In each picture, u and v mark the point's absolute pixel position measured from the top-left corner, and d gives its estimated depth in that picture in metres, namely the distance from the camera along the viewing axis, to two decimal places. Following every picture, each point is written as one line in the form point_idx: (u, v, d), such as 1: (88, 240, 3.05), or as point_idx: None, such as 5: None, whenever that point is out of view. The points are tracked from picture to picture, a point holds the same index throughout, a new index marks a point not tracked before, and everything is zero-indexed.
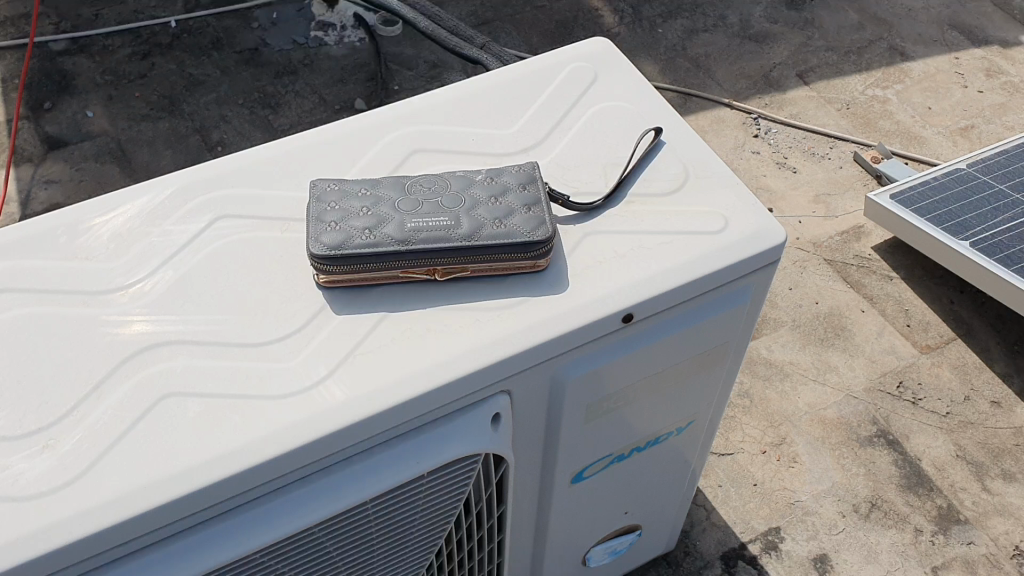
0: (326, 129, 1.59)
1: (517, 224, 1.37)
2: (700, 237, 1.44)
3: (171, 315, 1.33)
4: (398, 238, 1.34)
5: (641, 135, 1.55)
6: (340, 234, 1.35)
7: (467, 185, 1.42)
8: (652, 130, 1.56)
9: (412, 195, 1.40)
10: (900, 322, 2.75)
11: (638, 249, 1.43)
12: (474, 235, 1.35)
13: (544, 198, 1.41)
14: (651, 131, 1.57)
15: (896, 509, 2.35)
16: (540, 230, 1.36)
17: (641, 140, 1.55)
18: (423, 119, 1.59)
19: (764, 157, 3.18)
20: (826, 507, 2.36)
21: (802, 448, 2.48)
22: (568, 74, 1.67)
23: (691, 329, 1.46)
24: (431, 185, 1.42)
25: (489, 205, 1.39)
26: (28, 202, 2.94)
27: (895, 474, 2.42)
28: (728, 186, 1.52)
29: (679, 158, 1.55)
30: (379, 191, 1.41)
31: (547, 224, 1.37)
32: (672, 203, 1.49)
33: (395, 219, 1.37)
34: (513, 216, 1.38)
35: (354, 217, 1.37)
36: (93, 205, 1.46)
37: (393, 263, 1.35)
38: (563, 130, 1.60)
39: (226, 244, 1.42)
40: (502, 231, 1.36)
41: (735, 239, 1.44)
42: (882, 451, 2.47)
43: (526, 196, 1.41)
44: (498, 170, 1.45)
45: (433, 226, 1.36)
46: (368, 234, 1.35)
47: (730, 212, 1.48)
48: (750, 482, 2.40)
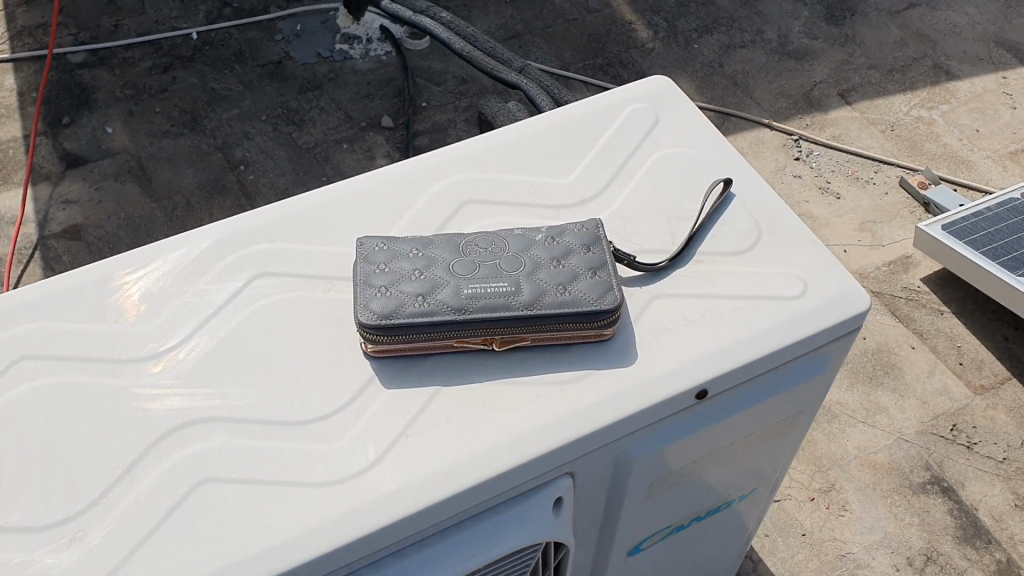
0: (369, 175, 1.48)
1: (581, 290, 1.26)
2: (777, 303, 1.33)
3: (207, 387, 1.23)
4: (453, 306, 1.24)
5: (710, 187, 1.44)
6: (391, 300, 1.24)
7: (526, 244, 1.32)
8: (721, 181, 1.45)
9: (467, 257, 1.30)
10: (951, 361, 2.63)
11: (711, 316, 1.32)
12: (536, 303, 1.25)
13: (610, 260, 1.31)
14: (719, 181, 1.46)
15: (953, 563, 2.25)
16: (607, 298, 1.26)
17: (710, 192, 1.44)
18: (473, 166, 1.48)
19: (807, 181, 3.06)
20: (880, 560, 2.25)
21: (851, 495, 2.37)
22: (627, 115, 1.56)
23: (765, 403, 1.35)
24: (488, 245, 1.32)
25: (551, 268, 1.29)
26: (46, 223, 2.85)
27: (950, 525, 2.32)
28: (805, 245, 1.40)
29: (750, 212, 1.44)
30: (432, 252, 1.31)
31: (614, 291, 1.26)
32: (745, 263, 1.38)
33: (450, 284, 1.26)
34: (578, 281, 1.28)
35: (405, 280, 1.27)
36: (121, 259, 1.36)
37: (448, 332, 1.24)
38: (623, 179, 1.49)
39: (264, 307, 1.32)
40: (566, 298, 1.25)
41: (816, 306, 1.33)
42: (936, 500, 2.36)
43: (591, 258, 1.31)
44: (559, 228, 1.34)
45: (491, 292, 1.25)
46: (422, 301, 1.24)
47: (808, 276, 1.37)
48: (799, 532, 2.30)
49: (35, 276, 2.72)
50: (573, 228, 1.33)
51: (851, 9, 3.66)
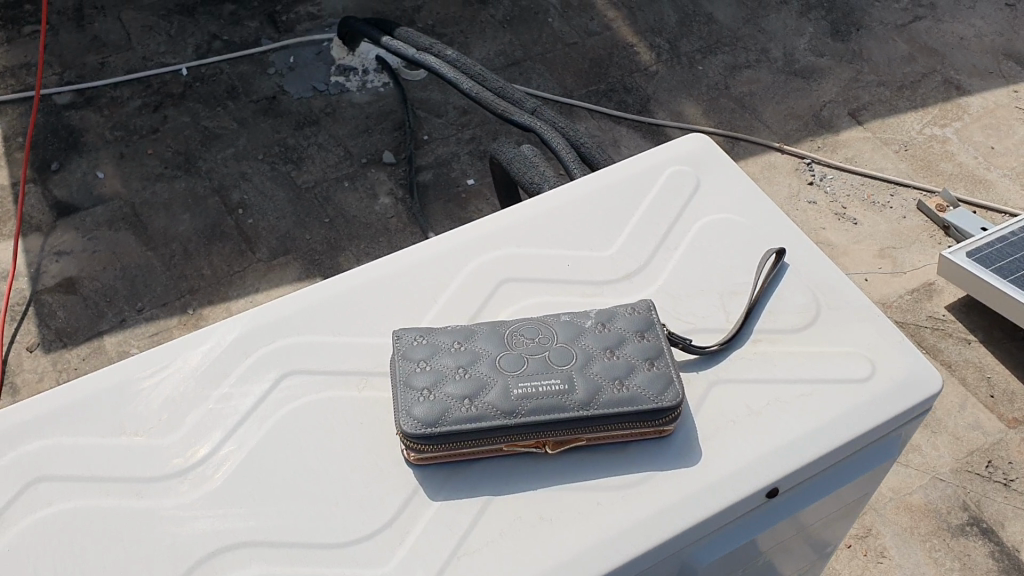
0: (399, 254, 1.39)
1: (639, 385, 1.17)
2: (844, 388, 1.26)
3: (240, 506, 1.15)
4: (504, 408, 1.14)
5: (764, 258, 1.36)
6: (436, 404, 1.15)
7: (576, 332, 1.22)
8: (775, 251, 1.36)
9: (514, 350, 1.20)
10: (982, 393, 2.56)
11: (775, 405, 1.24)
12: (592, 402, 1.15)
13: (667, 347, 1.22)
14: (772, 250, 1.37)
15: None
16: (667, 393, 1.17)
17: (764, 264, 1.35)
18: (509, 240, 1.39)
19: (822, 207, 2.98)
20: None
21: (889, 540, 2.28)
22: (667, 181, 1.48)
23: (833, 494, 1.27)
24: (535, 334, 1.22)
25: (605, 360, 1.19)
26: (38, 276, 2.72)
27: (993, 569, 2.24)
28: (867, 322, 1.33)
29: (806, 285, 1.36)
30: (476, 346, 1.21)
31: (675, 385, 1.17)
32: (806, 343, 1.30)
33: (498, 383, 1.17)
34: (635, 374, 1.18)
35: (449, 380, 1.17)
36: (138, 362, 1.27)
37: (499, 437, 1.15)
38: (669, 250, 1.40)
39: (295, 410, 1.23)
40: (624, 395, 1.16)
41: (884, 390, 1.26)
42: (977, 542, 2.28)
43: (646, 347, 1.21)
44: (609, 311, 1.25)
45: (543, 391, 1.16)
46: (469, 405, 1.15)
47: (873, 356, 1.29)
48: None
49: (29, 333, 2.60)
50: (625, 311, 1.24)
51: (856, 24, 3.59)
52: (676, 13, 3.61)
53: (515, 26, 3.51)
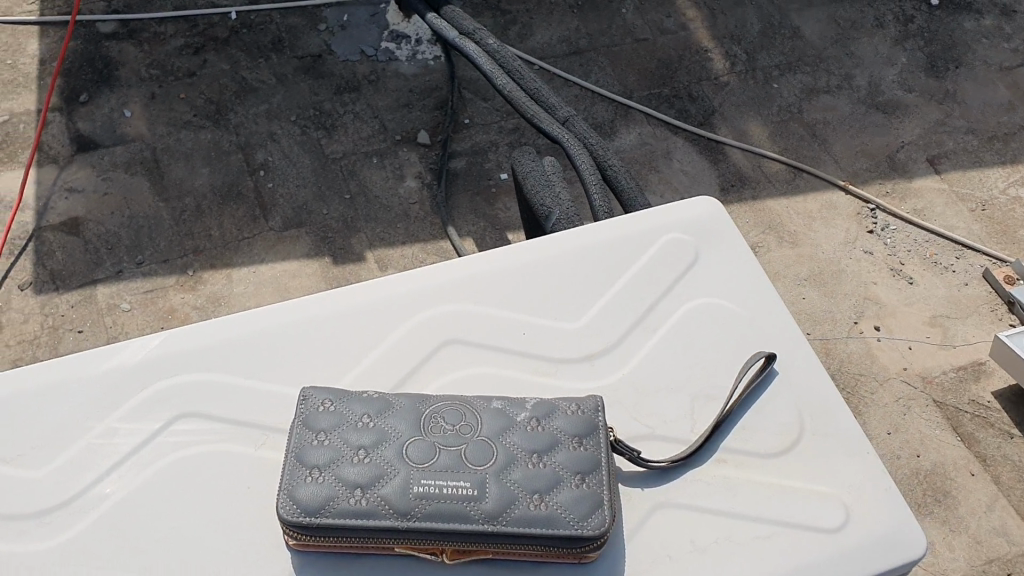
0: (342, 290, 1.23)
1: (560, 504, 1.00)
2: (810, 535, 1.07)
3: (95, 566, 1.01)
4: (397, 508, 0.99)
5: (750, 361, 1.17)
6: (322, 489, 1.00)
7: (504, 426, 1.05)
8: (765, 355, 1.17)
9: (428, 437, 1.04)
10: (1017, 496, 2.28)
11: (724, 542, 1.06)
12: (502, 517, 0.99)
13: (605, 461, 1.04)
14: (762, 352, 1.18)
15: None
16: (590, 520, 0.99)
17: (748, 368, 1.16)
18: (464, 294, 1.22)
19: (877, 260, 2.72)
20: None
21: None
22: (663, 249, 1.29)
23: None
24: (457, 421, 1.05)
25: (528, 467, 1.03)
26: (45, 211, 2.62)
27: None
28: (854, 457, 1.13)
29: (793, 401, 1.17)
30: (387, 423, 1.05)
31: (602, 510, 1.00)
32: (778, 472, 1.11)
33: (399, 475, 1.01)
34: (558, 490, 1.01)
35: (346, 461, 1.02)
36: (24, 375, 1.13)
37: (389, 538, 0.99)
38: (644, 332, 1.21)
39: (182, 460, 1.09)
40: (539, 514, 0.99)
41: (857, 544, 1.06)
42: None
43: (580, 457, 1.04)
44: (549, 405, 1.08)
45: (447, 493, 1.00)
46: (359, 496, 0.99)
47: (852, 501, 1.10)
48: None
49: (25, 271, 2.50)
50: (566, 408, 1.07)
51: (957, 61, 3.25)
52: (761, 21, 3.31)
53: (585, 12, 3.25)
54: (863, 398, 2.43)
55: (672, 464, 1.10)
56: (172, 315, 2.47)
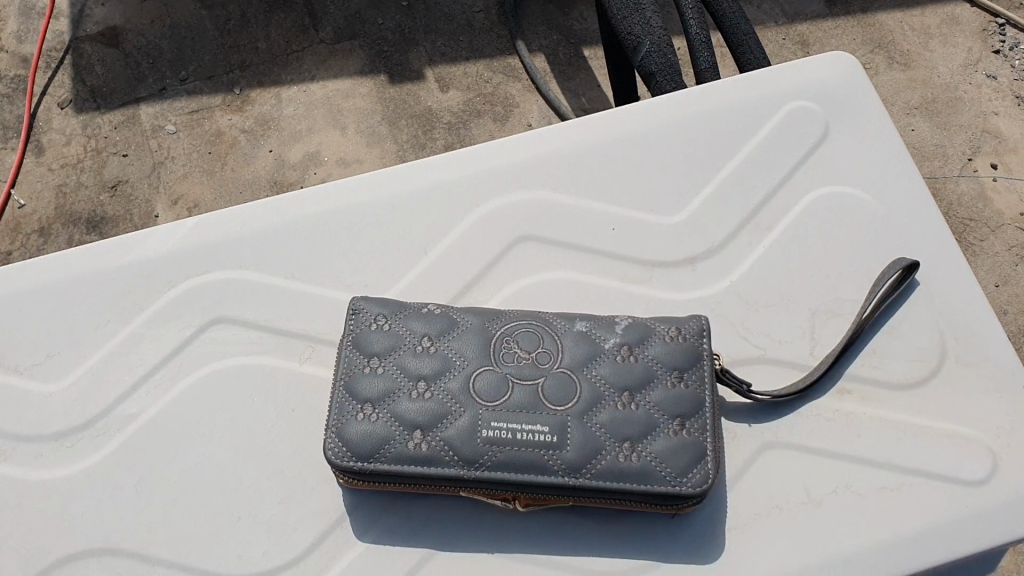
0: (397, 171, 1.04)
1: (655, 455, 0.84)
2: (945, 488, 0.90)
3: (121, 497, 0.89)
4: (463, 455, 0.83)
5: (888, 271, 0.96)
6: (376, 429, 0.85)
7: (588, 356, 0.89)
8: (908, 261, 0.96)
9: (499, 367, 0.88)
10: None
11: (842, 493, 0.90)
12: (586, 468, 0.83)
13: (709, 401, 0.88)
14: (903, 258, 0.98)
15: None
16: (690, 475, 0.84)
17: (885, 279, 0.96)
18: (542, 179, 1.04)
19: (1002, 84, 2.22)
20: None
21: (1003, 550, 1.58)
22: (783, 123, 1.07)
23: None
24: (534, 347, 0.89)
25: (616, 408, 0.87)
26: (79, 21, 2.11)
27: None
28: (1003, 391, 0.94)
29: (934, 320, 0.97)
30: (452, 349, 0.89)
31: (705, 463, 0.84)
32: (912, 407, 0.94)
33: (464, 414, 0.85)
34: (652, 438, 0.85)
35: (404, 395, 0.87)
36: (34, 271, 0.98)
37: (453, 486, 0.85)
38: (757, 227, 1.02)
39: (215, 375, 0.95)
40: (630, 465, 0.83)
41: (1003, 501, 0.89)
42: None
43: (680, 396, 0.87)
44: (642, 329, 0.91)
45: (523, 438, 0.84)
46: (419, 439, 0.84)
47: (999, 447, 0.92)
48: None
49: (61, 87, 2.04)
50: (664, 334, 0.90)
51: None
52: None
53: None
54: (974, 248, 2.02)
55: (784, 399, 0.93)
56: (219, 139, 2.00)
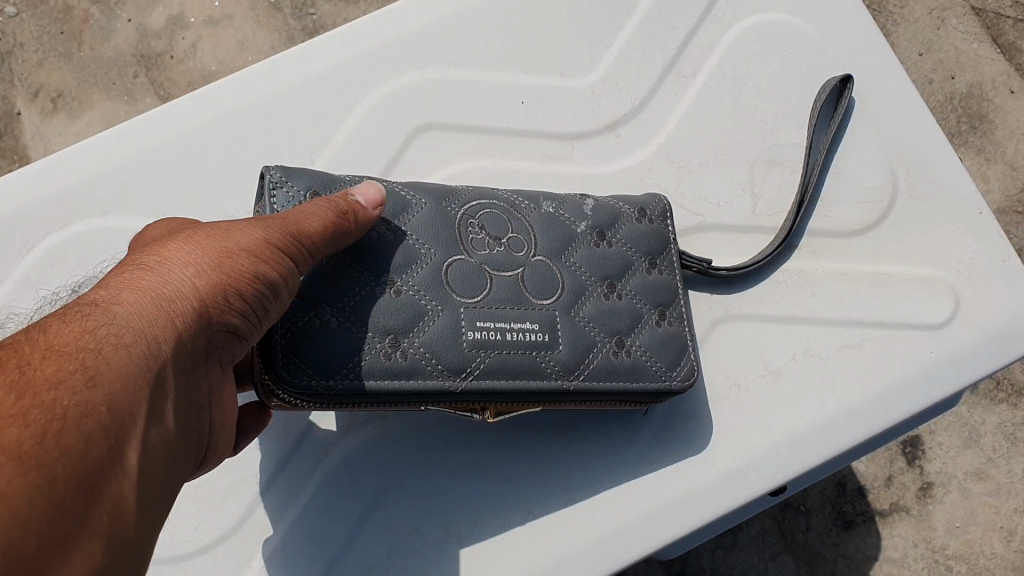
0: (263, 65, 0.88)
1: (643, 350, 0.75)
2: (906, 337, 0.84)
3: None
4: (450, 363, 0.66)
5: (824, 90, 0.88)
6: (336, 338, 0.64)
7: (565, 240, 0.75)
8: (844, 76, 0.89)
9: (471, 254, 0.70)
10: None
11: (802, 359, 0.84)
12: (579, 368, 0.71)
13: (682, 290, 0.79)
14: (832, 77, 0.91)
15: None
16: (677, 369, 0.75)
17: (823, 98, 0.88)
18: (434, 54, 0.90)
19: None
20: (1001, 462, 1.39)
21: None
22: None
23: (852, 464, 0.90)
24: (502, 232, 0.73)
25: (600, 299, 0.74)
26: None
27: None
28: (955, 222, 0.88)
29: (881, 152, 0.90)
30: (412, 233, 0.69)
31: (689, 359, 0.76)
32: (864, 255, 0.87)
33: (441, 314, 0.67)
34: (640, 331, 0.75)
35: (364, 294, 0.66)
36: None
37: (422, 403, 0.67)
38: (680, 78, 0.91)
39: None
40: (623, 363, 0.73)
41: (965, 342, 0.84)
42: None
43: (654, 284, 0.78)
44: (610, 208, 0.78)
45: (515, 340, 0.69)
46: (392, 347, 0.65)
47: (956, 284, 0.86)
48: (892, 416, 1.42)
49: None
50: (632, 216, 0.79)
51: None
52: None
53: None
54: (890, 17, 1.66)
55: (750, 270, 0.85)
56: (68, 16, 1.55)
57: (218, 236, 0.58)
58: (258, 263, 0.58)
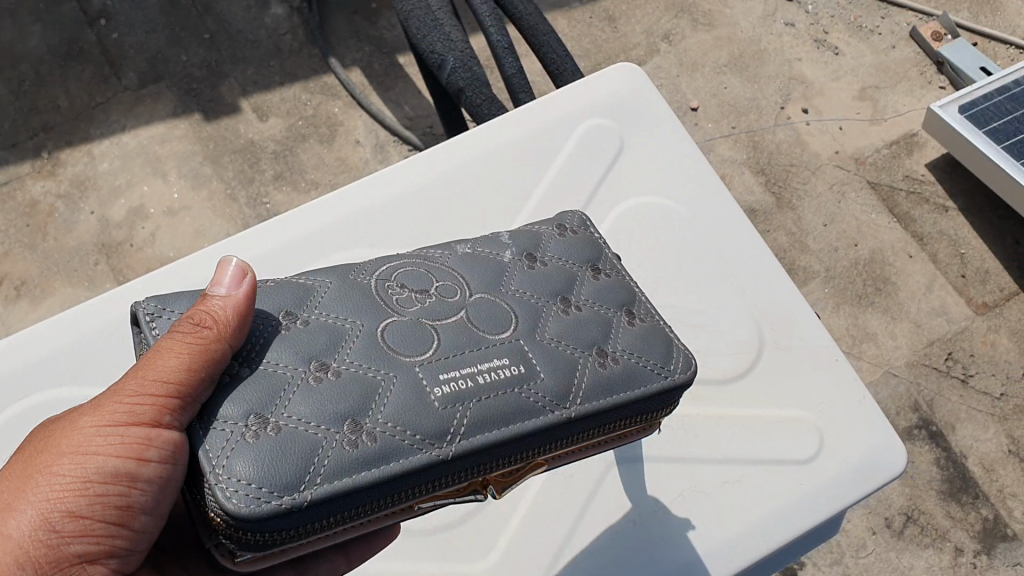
0: (206, 254, 1.00)
1: (627, 351, 0.73)
2: (781, 472, 0.95)
3: None
4: (426, 431, 0.63)
5: None
6: (289, 443, 0.61)
7: (499, 273, 0.75)
8: None
9: (401, 314, 0.69)
10: (953, 272, 1.77)
11: (690, 494, 0.93)
12: (570, 394, 0.69)
13: (634, 285, 0.79)
14: None
15: None
16: (673, 360, 0.74)
17: None
18: (357, 238, 1.02)
19: (800, 30, 2.02)
20: None
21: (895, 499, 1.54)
22: (583, 141, 1.11)
23: None
24: (427, 284, 0.72)
25: (560, 315, 0.73)
26: None
27: (993, 523, 1.54)
28: (818, 368, 1.01)
29: (749, 312, 1.04)
30: (326, 313, 0.68)
31: (680, 351, 0.74)
32: (740, 400, 0.99)
33: (396, 380, 0.65)
34: (614, 334, 0.74)
35: (300, 388, 0.63)
36: None
37: (410, 489, 0.64)
38: None
39: None
40: (615, 370, 0.71)
41: (832, 473, 0.95)
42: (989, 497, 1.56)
43: (608, 287, 0.78)
44: (528, 235, 0.79)
45: (497, 381, 0.67)
46: (353, 434, 0.62)
47: (823, 423, 0.98)
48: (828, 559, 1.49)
49: None
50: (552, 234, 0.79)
51: None
52: None
53: None
54: (797, 192, 1.83)
55: None
56: (33, 209, 1.68)
57: (57, 443, 0.63)
58: (78, 473, 0.62)
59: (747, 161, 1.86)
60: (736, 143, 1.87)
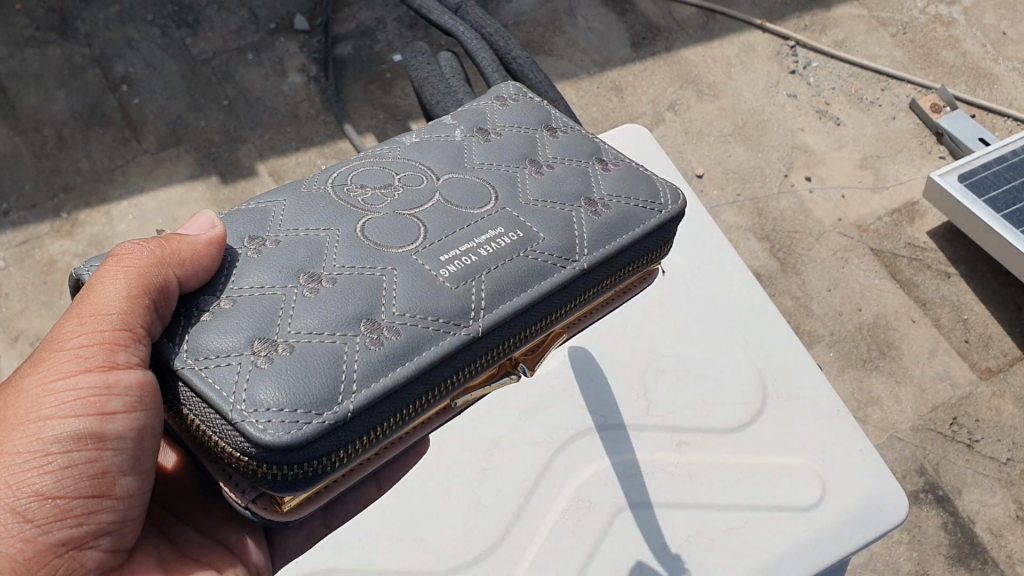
0: None
1: (611, 194, 0.79)
2: (784, 518, 0.96)
3: None
4: (438, 312, 0.68)
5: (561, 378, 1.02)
6: (302, 354, 0.65)
7: (457, 154, 0.81)
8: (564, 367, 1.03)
9: (373, 211, 0.75)
10: (956, 337, 1.79)
11: (696, 539, 0.94)
12: (575, 249, 0.75)
13: (588, 134, 0.86)
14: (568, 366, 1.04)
15: None
16: (658, 194, 0.80)
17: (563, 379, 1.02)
18: None
19: (802, 102, 2.08)
20: None
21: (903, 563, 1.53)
22: None
23: None
24: (389, 180, 0.78)
25: (535, 176, 0.80)
26: None
27: None
28: (821, 419, 1.03)
29: (753, 364, 1.06)
30: (293, 229, 0.73)
31: (656, 180, 0.82)
32: (744, 449, 1.01)
33: (394, 271, 0.71)
34: (593, 180, 0.81)
35: (297, 303, 0.68)
36: None
37: (449, 370, 0.69)
38: None
39: None
40: (608, 214, 0.78)
41: (834, 522, 0.96)
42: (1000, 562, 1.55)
43: (565, 141, 0.85)
44: (474, 114, 0.85)
45: (497, 249, 0.73)
46: (372, 331, 0.67)
47: (828, 474, 0.99)
48: None
49: None
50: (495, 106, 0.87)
51: None
52: None
53: None
54: (800, 258, 1.87)
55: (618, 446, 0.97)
56: (51, 268, 1.72)
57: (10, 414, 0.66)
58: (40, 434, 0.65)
59: (751, 228, 1.90)
60: (740, 210, 1.92)
